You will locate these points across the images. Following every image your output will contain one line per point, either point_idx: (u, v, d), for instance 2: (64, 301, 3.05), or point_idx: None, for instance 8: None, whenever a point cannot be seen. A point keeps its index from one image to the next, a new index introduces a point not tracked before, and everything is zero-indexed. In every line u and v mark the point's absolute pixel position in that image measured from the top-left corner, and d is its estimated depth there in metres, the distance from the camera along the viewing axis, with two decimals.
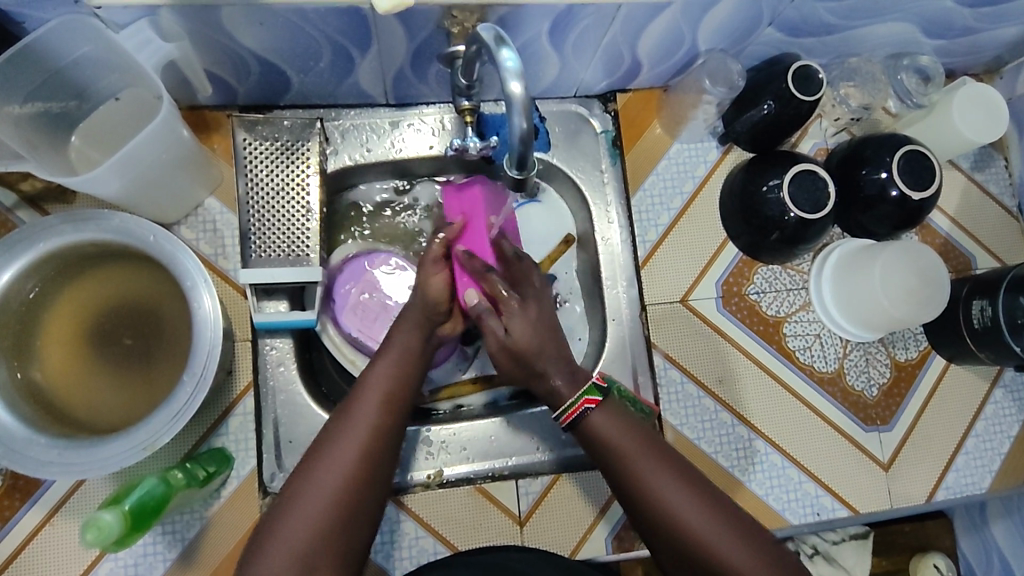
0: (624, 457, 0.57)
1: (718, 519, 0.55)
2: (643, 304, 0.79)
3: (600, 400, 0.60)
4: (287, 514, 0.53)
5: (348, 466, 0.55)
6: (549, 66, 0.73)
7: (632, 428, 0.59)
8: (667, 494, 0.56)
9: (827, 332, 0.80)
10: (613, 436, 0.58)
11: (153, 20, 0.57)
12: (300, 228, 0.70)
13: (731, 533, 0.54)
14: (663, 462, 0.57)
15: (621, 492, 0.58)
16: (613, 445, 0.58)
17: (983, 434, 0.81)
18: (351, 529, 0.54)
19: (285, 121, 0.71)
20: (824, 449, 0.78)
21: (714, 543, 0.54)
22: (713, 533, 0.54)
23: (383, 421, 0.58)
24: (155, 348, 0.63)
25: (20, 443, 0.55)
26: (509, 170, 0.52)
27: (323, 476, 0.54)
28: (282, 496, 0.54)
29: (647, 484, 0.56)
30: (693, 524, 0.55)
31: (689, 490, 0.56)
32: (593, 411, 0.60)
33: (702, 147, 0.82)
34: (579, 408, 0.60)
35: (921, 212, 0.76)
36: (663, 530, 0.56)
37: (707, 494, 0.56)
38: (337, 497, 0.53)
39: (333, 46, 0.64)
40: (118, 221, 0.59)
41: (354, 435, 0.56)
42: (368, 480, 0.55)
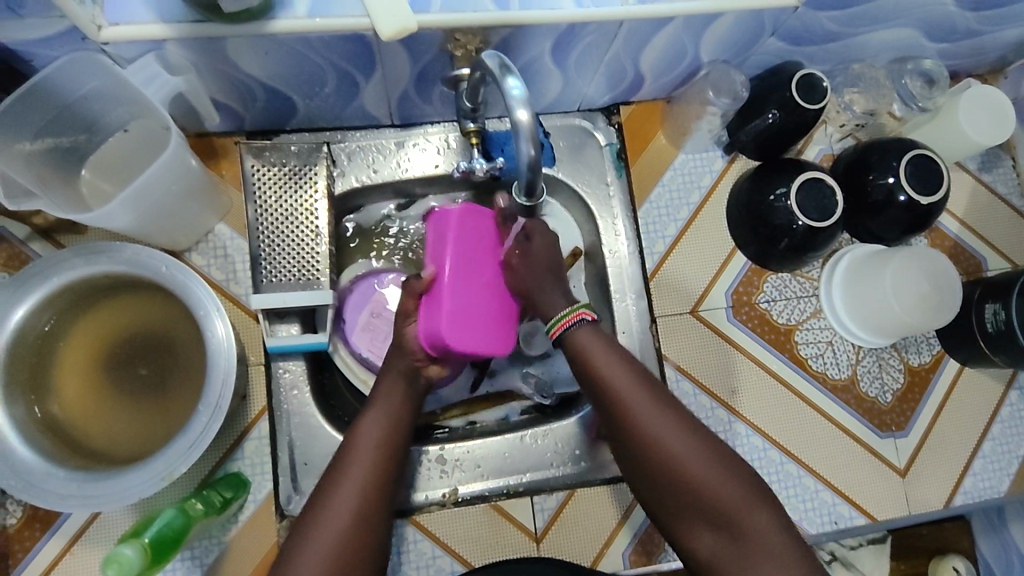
0: (613, 388, 0.59)
1: (705, 451, 0.57)
2: (653, 316, 0.79)
3: (589, 333, 0.62)
4: (308, 535, 0.55)
5: (363, 485, 0.57)
6: (552, 83, 0.73)
7: (622, 361, 0.60)
8: (655, 426, 0.57)
9: (839, 338, 0.80)
10: (602, 366, 0.60)
11: (159, 54, 0.57)
12: (310, 252, 0.71)
13: (718, 466, 0.56)
14: (652, 395, 0.59)
15: (610, 423, 0.60)
16: (602, 376, 0.60)
17: (1000, 437, 0.81)
18: (367, 550, 0.56)
19: (293, 146, 0.71)
20: (839, 457, 0.78)
21: (701, 474, 0.56)
22: (698, 463, 0.56)
23: (389, 445, 0.60)
24: (169, 378, 0.63)
25: (38, 477, 0.55)
26: (516, 195, 0.52)
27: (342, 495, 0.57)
28: (302, 522, 0.56)
29: (636, 415, 0.58)
30: (680, 456, 0.56)
31: (677, 424, 0.58)
32: (585, 338, 0.61)
33: (707, 157, 0.82)
34: (573, 319, 0.62)
35: (931, 215, 0.76)
36: (650, 460, 0.58)
37: (694, 427, 0.58)
38: (357, 515, 0.56)
39: (338, 72, 0.64)
40: (131, 252, 0.60)
41: (365, 457, 0.59)
42: (382, 499, 0.58)
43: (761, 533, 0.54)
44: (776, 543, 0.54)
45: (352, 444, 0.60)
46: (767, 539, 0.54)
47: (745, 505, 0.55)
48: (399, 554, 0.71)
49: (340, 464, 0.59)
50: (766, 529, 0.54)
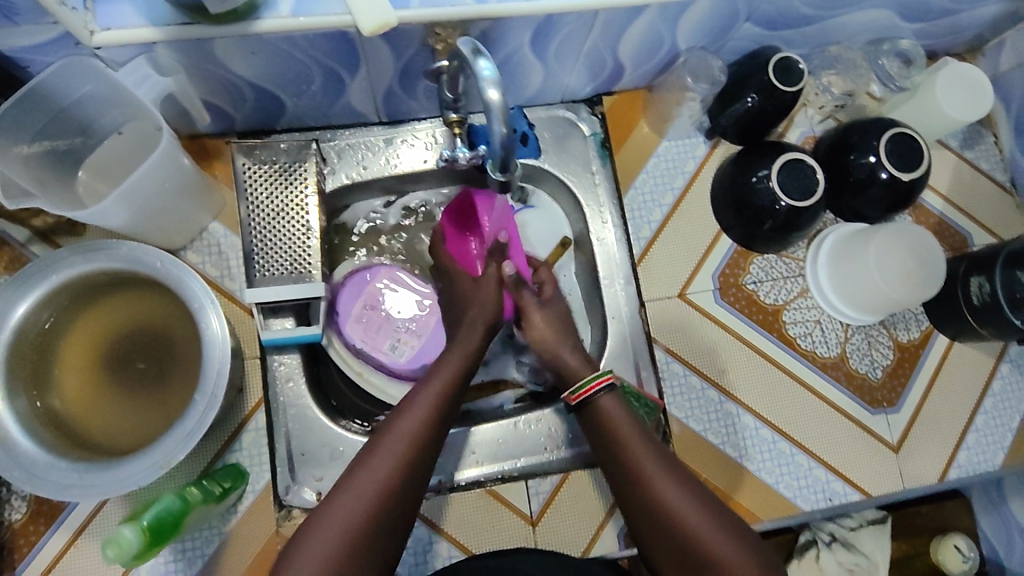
0: (633, 455, 0.62)
1: (721, 524, 0.57)
2: (641, 300, 0.80)
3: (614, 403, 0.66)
4: (319, 518, 0.53)
5: (382, 478, 0.55)
6: (533, 74, 0.75)
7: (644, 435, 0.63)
8: (673, 494, 0.58)
9: (826, 317, 0.81)
10: (625, 436, 0.63)
11: (150, 57, 0.59)
12: (302, 247, 0.72)
13: (735, 540, 0.55)
14: (670, 464, 0.61)
15: (629, 492, 0.61)
16: (625, 443, 0.63)
17: (992, 410, 0.81)
18: (372, 544, 0.53)
19: (283, 144, 0.73)
20: (831, 435, 0.78)
21: (717, 548, 0.55)
22: (714, 535, 0.56)
23: (424, 432, 0.58)
24: (167, 371, 0.65)
25: (40, 468, 0.57)
26: (491, 173, 0.54)
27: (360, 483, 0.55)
28: (317, 506, 0.54)
29: (654, 483, 0.60)
30: (696, 526, 0.57)
31: (694, 496, 0.59)
32: (608, 408, 0.65)
33: (690, 142, 0.83)
34: (598, 384, 0.66)
35: (913, 192, 0.77)
36: (666, 529, 0.58)
37: (711, 501, 0.58)
38: (372, 504, 0.54)
39: (324, 69, 0.66)
40: (126, 249, 0.61)
41: (392, 450, 0.56)
42: (411, 477, 0.56)
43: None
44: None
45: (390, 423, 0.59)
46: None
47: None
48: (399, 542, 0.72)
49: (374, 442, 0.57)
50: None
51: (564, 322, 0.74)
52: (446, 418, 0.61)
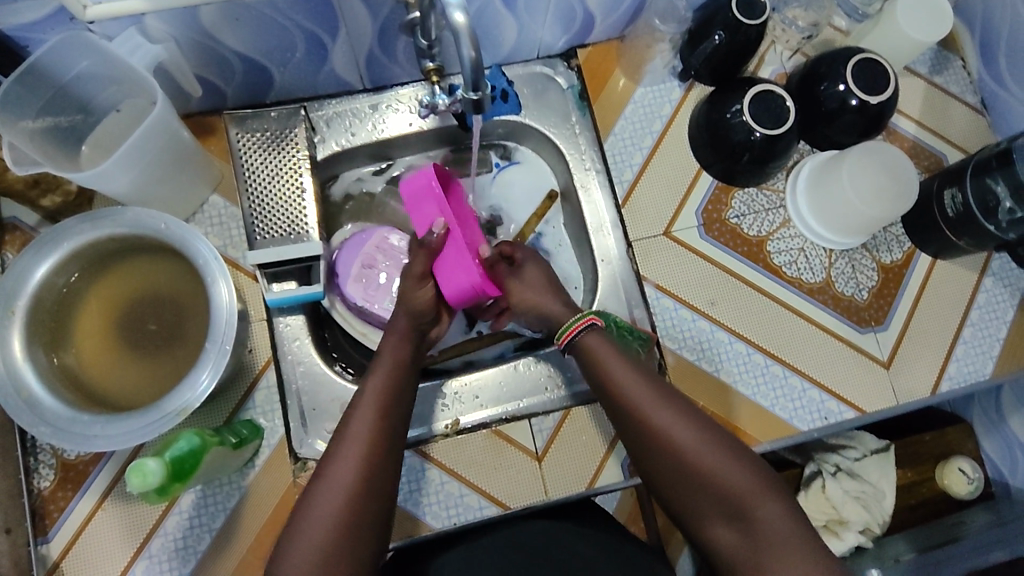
0: (622, 389, 0.63)
1: (716, 444, 0.59)
2: (629, 241, 0.83)
3: (598, 338, 0.67)
4: (312, 501, 0.56)
5: (350, 471, 0.57)
6: (507, 29, 0.78)
7: (634, 367, 0.64)
8: (666, 423, 0.60)
9: (810, 244, 0.83)
10: (614, 373, 0.64)
11: (140, 27, 0.63)
12: (298, 210, 0.75)
13: (728, 458, 0.58)
14: (661, 393, 0.62)
15: (623, 422, 0.63)
16: (612, 380, 0.64)
17: (978, 322, 0.83)
18: (368, 500, 0.56)
19: (272, 113, 0.77)
20: (823, 356, 0.80)
21: (714, 466, 0.58)
22: (711, 455, 0.59)
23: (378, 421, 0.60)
24: (178, 331, 0.68)
25: (65, 423, 0.60)
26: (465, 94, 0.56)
27: (349, 444, 0.58)
28: (314, 474, 0.58)
29: (648, 412, 0.61)
30: (693, 450, 0.59)
31: (689, 423, 0.60)
32: (593, 342, 0.66)
33: (665, 87, 0.86)
34: (580, 327, 0.67)
35: (883, 115, 0.79)
36: (662, 456, 0.60)
37: (705, 424, 0.61)
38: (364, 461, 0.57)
39: (306, 35, 0.70)
40: (132, 214, 0.65)
41: (353, 442, 0.58)
42: (378, 464, 0.58)
43: (772, 523, 0.56)
44: (788, 533, 0.55)
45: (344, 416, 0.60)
46: (780, 529, 0.55)
47: (758, 493, 0.57)
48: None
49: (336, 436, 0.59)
50: (776, 519, 0.56)
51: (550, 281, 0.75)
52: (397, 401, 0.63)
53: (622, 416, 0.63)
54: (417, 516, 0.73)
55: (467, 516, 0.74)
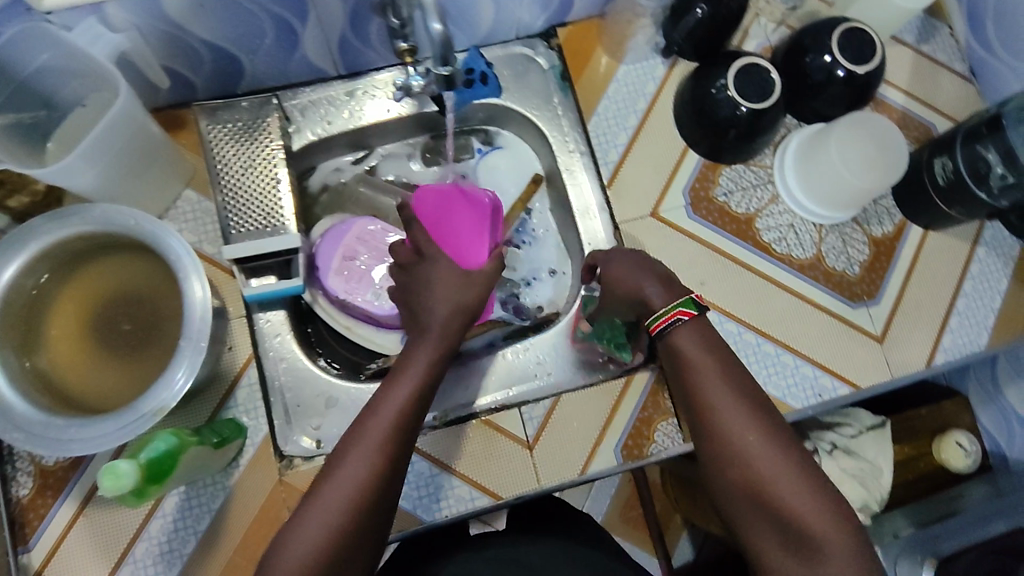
0: (710, 393, 0.58)
1: (800, 473, 0.55)
2: (616, 223, 0.81)
3: (693, 333, 0.61)
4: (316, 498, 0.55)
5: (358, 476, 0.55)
6: (484, 9, 0.76)
7: (723, 371, 0.59)
8: (750, 437, 0.56)
9: (799, 220, 0.82)
10: (692, 369, 0.60)
11: (100, 16, 0.60)
12: (273, 202, 0.73)
13: (813, 491, 0.54)
14: (751, 404, 0.57)
15: (696, 430, 0.59)
16: (700, 381, 0.59)
17: (972, 293, 0.82)
18: (370, 507, 0.55)
19: (243, 103, 0.75)
20: (816, 333, 0.79)
21: (791, 494, 0.54)
22: (793, 483, 0.54)
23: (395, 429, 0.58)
24: (153, 329, 0.66)
25: (38, 428, 0.58)
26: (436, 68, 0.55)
27: (351, 464, 0.56)
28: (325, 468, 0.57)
29: (733, 424, 0.57)
30: (775, 475, 0.54)
31: (776, 442, 0.56)
32: (685, 338, 0.61)
33: (649, 64, 0.84)
34: (672, 317, 0.61)
35: (870, 85, 0.78)
36: (739, 472, 0.56)
37: (793, 450, 0.56)
38: (363, 483, 0.55)
39: (275, 20, 0.67)
40: (99, 211, 0.63)
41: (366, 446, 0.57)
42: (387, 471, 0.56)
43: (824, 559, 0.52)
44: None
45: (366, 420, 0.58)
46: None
47: (836, 533, 0.52)
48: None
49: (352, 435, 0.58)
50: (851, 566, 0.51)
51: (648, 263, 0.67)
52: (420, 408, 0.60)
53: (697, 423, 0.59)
54: (407, 510, 0.72)
55: (459, 508, 0.73)
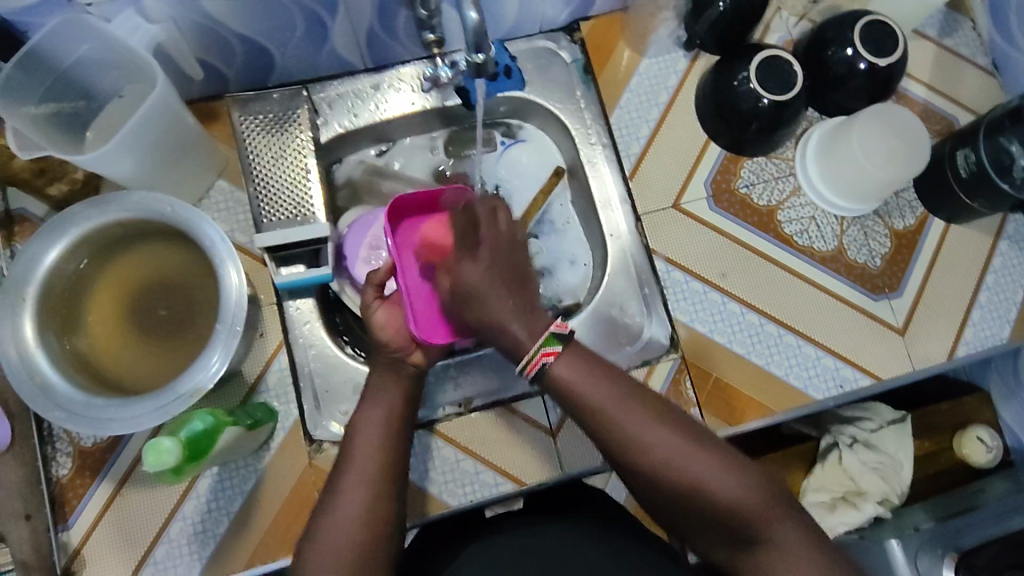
0: (610, 424, 0.56)
1: (718, 464, 0.55)
2: (638, 215, 0.82)
3: (571, 361, 0.56)
4: (322, 532, 0.56)
5: (357, 506, 0.57)
6: (509, 2, 0.77)
7: (611, 386, 0.56)
8: (663, 446, 0.55)
9: (821, 212, 0.82)
10: (589, 397, 0.56)
11: (139, 7, 0.62)
12: (303, 192, 0.75)
13: (734, 480, 0.54)
14: (652, 411, 0.56)
15: (614, 456, 0.57)
16: (597, 411, 0.56)
17: (994, 286, 0.82)
18: (381, 533, 0.57)
19: (274, 95, 0.78)
20: (837, 325, 0.80)
21: (716, 485, 0.54)
22: (714, 475, 0.54)
23: (386, 458, 0.60)
24: (188, 315, 0.68)
25: (80, 407, 0.60)
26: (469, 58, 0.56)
27: (351, 493, 0.57)
28: (322, 505, 0.58)
29: (643, 440, 0.55)
30: (699, 473, 0.55)
31: (685, 446, 0.55)
32: (565, 373, 0.56)
33: (670, 58, 0.85)
34: (540, 362, 0.55)
35: (892, 77, 0.78)
36: (661, 483, 0.55)
37: (705, 442, 0.56)
38: (364, 513, 0.56)
39: (306, 13, 0.69)
40: (138, 198, 0.64)
41: (359, 477, 0.58)
42: (386, 496, 0.58)
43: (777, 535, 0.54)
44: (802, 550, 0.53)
45: (350, 451, 0.60)
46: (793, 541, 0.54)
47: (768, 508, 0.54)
48: (409, 452, 0.74)
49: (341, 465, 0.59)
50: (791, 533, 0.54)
51: (507, 267, 0.58)
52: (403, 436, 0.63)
53: (612, 451, 0.56)
54: (433, 494, 0.73)
55: (483, 493, 0.74)
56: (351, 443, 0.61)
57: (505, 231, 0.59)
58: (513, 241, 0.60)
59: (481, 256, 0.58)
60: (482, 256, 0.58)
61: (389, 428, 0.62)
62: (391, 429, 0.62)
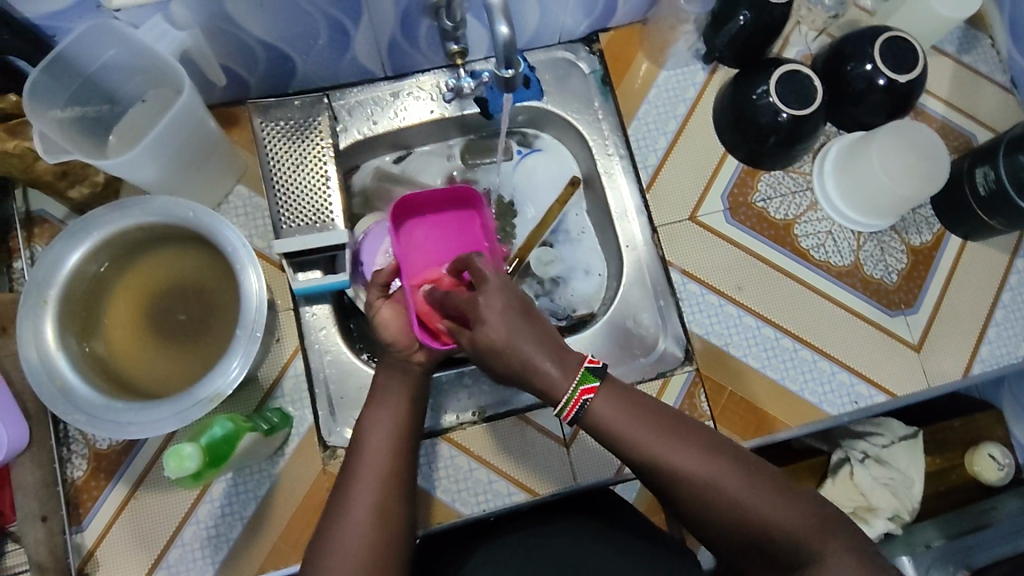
0: (653, 455, 0.56)
1: (765, 488, 0.55)
2: (654, 227, 0.82)
3: (609, 397, 0.58)
4: (330, 534, 0.56)
5: (366, 508, 0.57)
6: (530, 13, 0.77)
7: (650, 419, 0.57)
8: (707, 474, 0.55)
9: (838, 227, 0.82)
10: (629, 430, 0.57)
11: (166, 14, 0.62)
12: (322, 199, 0.75)
13: (784, 503, 0.54)
14: (693, 441, 0.57)
15: (661, 489, 0.57)
16: (639, 444, 0.57)
17: (1011, 304, 0.82)
18: (390, 536, 0.57)
19: (296, 102, 0.79)
20: (853, 340, 0.79)
21: (764, 512, 0.54)
22: (761, 502, 0.54)
23: (394, 461, 0.60)
24: (207, 320, 0.68)
25: (99, 410, 0.60)
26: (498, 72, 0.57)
27: (359, 495, 0.57)
28: (330, 506, 0.58)
29: (686, 470, 0.55)
30: (745, 500, 0.54)
31: (731, 472, 0.55)
32: (602, 407, 0.57)
33: (689, 70, 0.85)
34: (579, 400, 0.57)
35: (912, 93, 0.78)
36: (708, 514, 0.55)
37: (750, 467, 0.56)
38: (371, 516, 0.57)
39: (329, 21, 0.69)
40: (160, 202, 0.65)
41: (366, 479, 0.59)
42: (394, 498, 0.58)
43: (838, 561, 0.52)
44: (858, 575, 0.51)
45: (358, 454, 0.60)
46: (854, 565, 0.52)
47: (822, 531, 0.53)
48: (423, 460, 0.74)
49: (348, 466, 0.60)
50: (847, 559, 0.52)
51: (523, 309, 0.58)
52: (412, 439, 0.63)
53: (658, 484, 0.57)
54: (445, 503, 0.73)
55: (496, 503, 0.74)
56: (359, 445, 0.61)
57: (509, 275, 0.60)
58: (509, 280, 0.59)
59: (488, 302, 0.57)
60: (490, 300, 0.57)
61: (397, 431, 0.62)
62: (399, 431, 0.62)
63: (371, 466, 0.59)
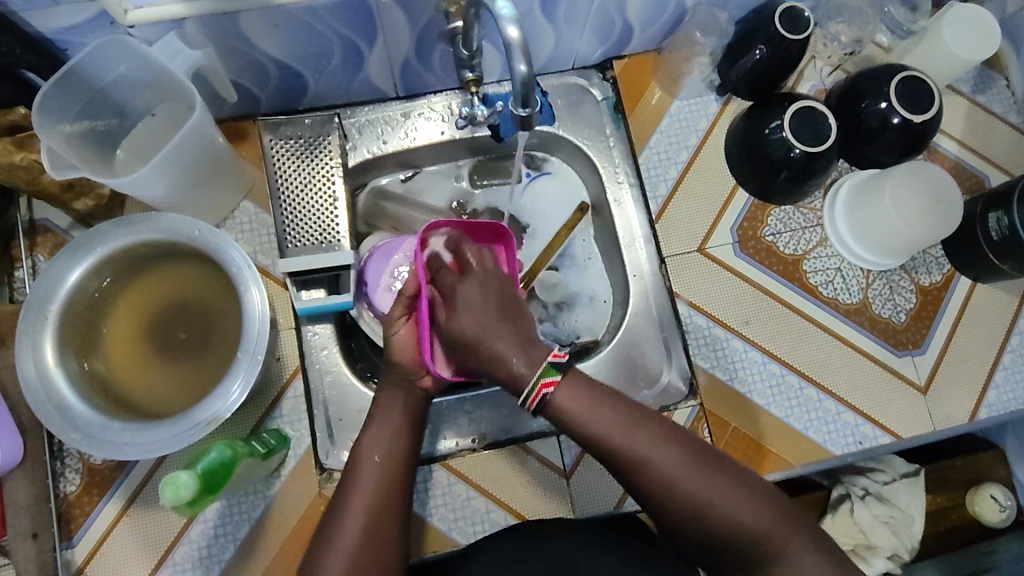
0: (618, 445, 0.57)
1: (726, 480, 0.56)
2: (662, 257, 0.81)
3: (573, 392, 0.59)
4: (324, 550, 0.57)
5: (358, 524, 0.58)
6: (545, 39, 0.77)
7: (616, 410, 0.59)
8: (670, 465, 0.56)
9: (847, 264, 0.82)
10: (593, 420, 0.58)
11: (180, 31, 0.62)
12: (329, 218, 0.74)
13: (742, 492, 0.56)
14: (656, 433, 0.58)
15: (625, 476, 0.58)
16: (603, 435, 0.58)
17: (1019, 348, 0.81)
18: (382, 556, 0.57)
19: (306, 121, 0.78)
20: (858, 378, 0.79)
21: (721, 505, 0.55)
22: (721, 495, 0.56)
23: (389, 478, 0.61)
24: (208, 339, 0.67)
25: (96, 430, 0.60)
26: (514, 109, 0.57)
27: (353, 511, 0.58)
28: (325, 522, 0.59)
29: (649, 462, 0.57)
30: (705, 492, 0.56)
31: (693, 462, 0.57)
32: (567, 399, 0.59)
33: (702, 101, 0.85)
34: (539, 394, 0.58)
35: (926, 134, 0.77)
36: (668, 506, 0.57)
37: (710, 459, 0.57)
38: (363, 533, 0.57)
39: (344, 42, 0.69)
40: (166, 220, 0.64)
41: (362, 496, 0.59)
42: (389, 518, 0.59)
43: (790, 551, 0.54)
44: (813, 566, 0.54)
45: (355, 470, 0.61)
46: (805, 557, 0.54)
47: (778, 523, 0.55)
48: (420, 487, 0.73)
49: (346, 482, 0.60)
50: (803, 552, 0.54)
51: (497, 300, 0.64)
52: (411, 460, 0.63)
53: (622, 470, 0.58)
54: (441, 531, 0.72)
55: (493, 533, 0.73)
56: (356, 461, 0.61)
57: (494, 274, 0.67)
58: (497, 278, 0.67)
59: (468, 288, 0.65)
60: (470, 288, 0.65)
61: (400, 448, 0.63)
62: (402, 451, 0.63)
63: (369, 483, 0.60)
